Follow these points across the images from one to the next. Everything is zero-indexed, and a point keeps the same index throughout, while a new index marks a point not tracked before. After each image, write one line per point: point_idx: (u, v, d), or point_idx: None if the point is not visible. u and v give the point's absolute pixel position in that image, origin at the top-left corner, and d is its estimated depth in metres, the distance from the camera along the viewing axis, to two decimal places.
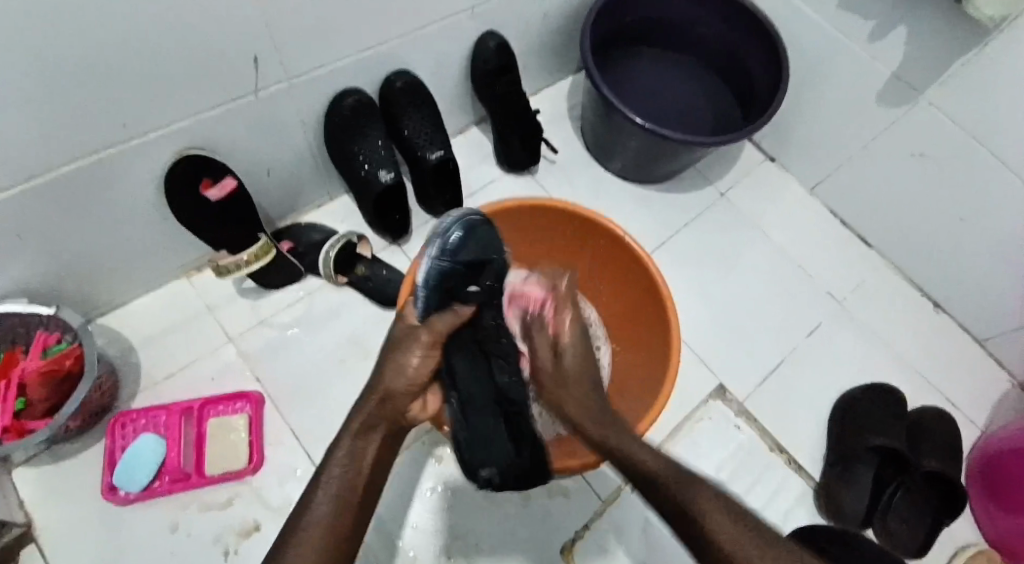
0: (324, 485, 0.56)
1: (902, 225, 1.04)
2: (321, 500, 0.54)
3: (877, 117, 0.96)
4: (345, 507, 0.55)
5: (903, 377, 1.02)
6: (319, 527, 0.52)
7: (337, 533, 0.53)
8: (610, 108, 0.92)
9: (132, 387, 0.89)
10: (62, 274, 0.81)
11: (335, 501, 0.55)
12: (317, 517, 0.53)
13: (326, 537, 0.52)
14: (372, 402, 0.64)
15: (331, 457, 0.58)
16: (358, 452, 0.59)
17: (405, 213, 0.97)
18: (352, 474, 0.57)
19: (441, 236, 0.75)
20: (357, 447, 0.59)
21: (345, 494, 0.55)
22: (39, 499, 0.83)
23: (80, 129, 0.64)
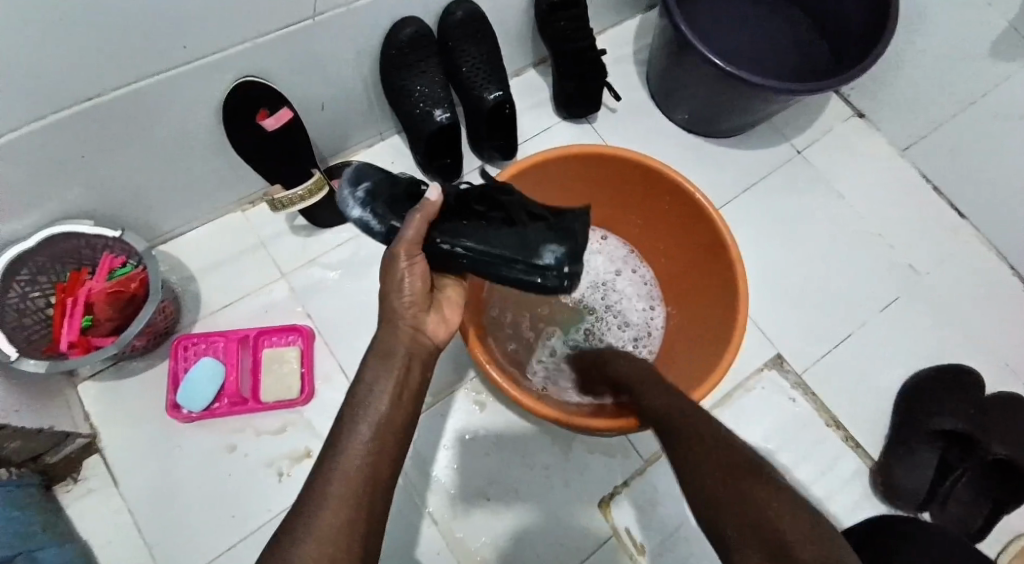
0: (357, 420, 0.49)
1: (1002, 195, 0.94)
2: (356, 440, 0.48)
3: (989, 70, 0.86)
4: (375, 446, 0.48)
5: (981, 359, 0.94)
6: (353, 468, 0.46)
7: (373, 475, 0.47)
8: (683, 49, 0.86)
9: (192, 314, 0.92)
10: (125, 198, 0.83)
11: (370, 440, 0.48)
12: (349, 451, 0.47)
13: (360, 476, 0.46)
14: (382, 334, 0.55)
15: (359, 380, 0.52)
16: (383, 381, 0.52)
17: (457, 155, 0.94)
18: (374, 411, 0.50)
19: (352, 194, 0.69)
20: (380, 367, 0.53)
21: (384, 421, 0.50)
22: (104, 413, 0.88)
23: (139, 49, 0.64)
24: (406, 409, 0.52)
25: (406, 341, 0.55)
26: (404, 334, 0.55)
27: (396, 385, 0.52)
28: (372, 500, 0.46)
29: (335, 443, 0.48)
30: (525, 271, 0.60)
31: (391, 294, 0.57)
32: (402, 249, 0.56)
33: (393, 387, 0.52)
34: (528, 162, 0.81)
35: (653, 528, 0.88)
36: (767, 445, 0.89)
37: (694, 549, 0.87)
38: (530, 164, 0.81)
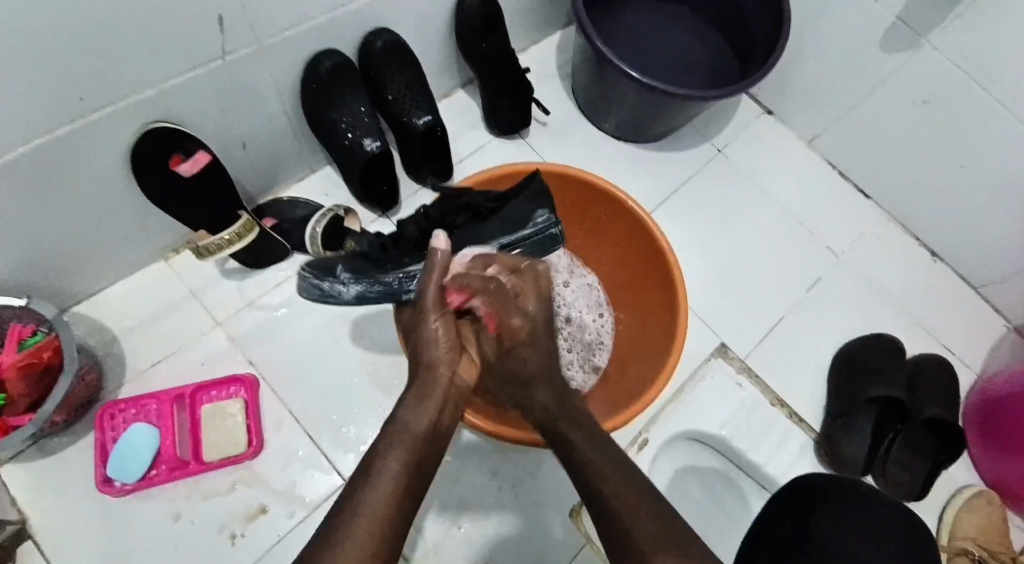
0: (388, 452, 0.53)
1: (903, 174, 1.02)
2: (387, 472, 0.51)
3: (877, 63, 0.94)
4: (403, 485, 0.51)
5: (902, 327, 1.02)
6: (379, 495, 0.49)
7: (402, 497, 0.50)
8: (604, 63, 0.88)
9: (118, 377, 0.86)
10: (32, 262, 0.76)
11: (405, 467, 0.52)
12: (376, 487, 0.50)
13: (388, 511, 0.48)
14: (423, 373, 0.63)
15: (395, 417, 0.57)
16: (415, 421, 0.57)
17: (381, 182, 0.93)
18: (408, 443, 0.54)
19: (385, 281, 0.75)
20: (417, 402, 0.59)
21: (411, 449, 0.54)
22: (31, 496, 0.80)
23: (37, 101, 0.59)
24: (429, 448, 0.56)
25: (445, 386, 0.62)
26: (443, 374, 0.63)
27: (431, 422, 0.58)
28: (396, 523, 0.48)
29: (366, 473, 0.51)
30: (543, 238, 0.79)
31: (428, 347, 0.64)
32: (432, 306, 0.65)
33: (427, 427, 0.57)
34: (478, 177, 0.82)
35: None
36: (722, 432, 0.93)
37: None
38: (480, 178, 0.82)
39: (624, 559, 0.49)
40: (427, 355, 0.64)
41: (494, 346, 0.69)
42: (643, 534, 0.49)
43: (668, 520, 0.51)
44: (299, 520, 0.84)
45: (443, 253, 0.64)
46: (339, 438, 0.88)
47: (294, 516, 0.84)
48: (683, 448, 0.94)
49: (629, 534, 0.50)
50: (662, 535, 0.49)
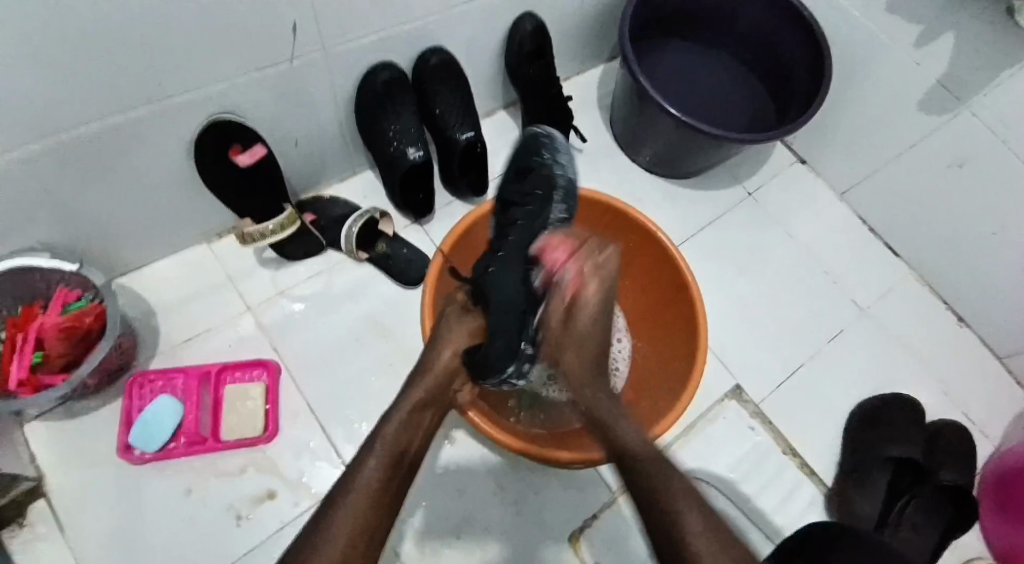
0: (369, 453, 0.58)
1: (935, 237, 1.02)
2: (372, 462, 0.57)
3: (915, 124, 0.95)
4: (388, 478, 0.57)
5: (922, 388, 1.00)
6: (366, 486, 0.56)
7: (384, 495, 0.56)
8: (644, 98, 0.91)
9: (149, 350, 0.89)
10: (87, 232, 0.81)
11: (383, 460, 0.58)
12: (366, 475, 0.56)
13: (374, 498, 0.55)
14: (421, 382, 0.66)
15: (384, 426, 0.61)
16: (410, 424, 0.63)
17: (544, 159, 0.79)
18: (392, 444, 0.60)
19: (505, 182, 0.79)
20: (411, 423, 0.63)
21: (393, 452, 0.59)
22: (53, 456, 0.83)
23: (116, 82, 0.64)
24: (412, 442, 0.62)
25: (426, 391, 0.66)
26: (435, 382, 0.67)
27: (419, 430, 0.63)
28: (373, 525, 0.55)
29: (349, 475, 0.57)
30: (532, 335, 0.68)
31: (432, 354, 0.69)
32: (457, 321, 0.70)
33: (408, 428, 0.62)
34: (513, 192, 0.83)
35: (624, 563, 0.89)
36: (731, 474, 0.92)
37: None
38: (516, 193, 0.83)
39: (673, 552, 0.55)
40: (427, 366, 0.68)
41: (561, 312, 0.66)
42: (691, 531, 0.56)
43: (713, 516, 0.58)
44: (304, 509, 0.85)
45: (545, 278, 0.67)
46: (350, 434, 0.90)
47: (298, 505, 0.85)
48: None
49: (680, 529, 0.56)
50: (709, 534, 0.56)
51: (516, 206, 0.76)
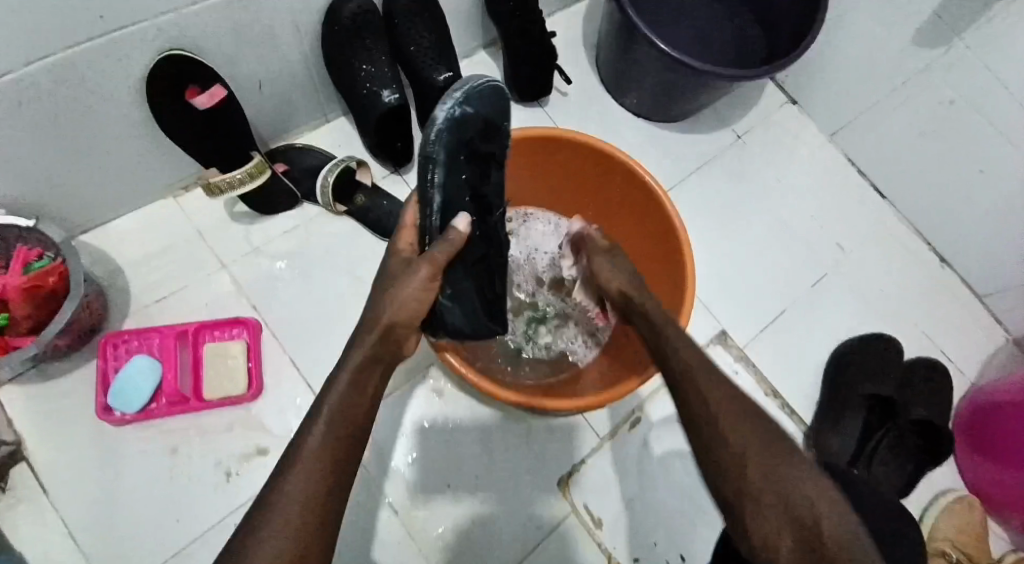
0: (312, 416, 0.49)
1: (921, 179, 1.01)
2: (320, 426, 0.49)
3: (907, 60, 0.92)
4: (340, 440, 0.49)
5: (901, 330, 1.02)
6: (314, 451, 0.47)
7: (335, 468, 0.47)
8: (631, 33, 0.87)
9: (121, 310, 0.87)
10: (42, 186, 0.76)
11: (338, 427, 0.49)
12: (312, 442, 0.48)
13: (328, 464, 0.47)
14: (373, 336, 0.56)
15: (329, 392, 0.51)
16: (360, 382, 0.53)
17: (499, 107, 0.70)
18: (342, 397, 0.51)
19: (454, 104, 0.65)
20: (358, 386, 0.52)
21: (344, 420, 0.50)
22: (30, 418, 0.82)
23: (54, 23, 0.58)
24: (364, 409, 0.52)
25: (376, 344, 0.56)
26: (382, 341, 0.56)
27: (371, 385, 0.54)
28: (329, 501, 0.46)
29: (293, 446, 0.48)
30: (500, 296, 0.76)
31: (390, 307, 0.57)
32: (405, 274, 0.59)
33: (347, 387, 0.52)
34: None
35: (610, 501, 0.91)
36: None
37: (656, 512, 0.91)
38: None
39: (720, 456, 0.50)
40: (378, 316, 0.57)
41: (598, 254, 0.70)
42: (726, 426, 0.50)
43: (737, 395, 0.53)
44: None
45: (460, 232, 0.60)
46: None
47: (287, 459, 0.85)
48: (677, 431, 0.95)
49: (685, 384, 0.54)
50: (736, 411, 0.51)
51: (488, 167, 0.68)
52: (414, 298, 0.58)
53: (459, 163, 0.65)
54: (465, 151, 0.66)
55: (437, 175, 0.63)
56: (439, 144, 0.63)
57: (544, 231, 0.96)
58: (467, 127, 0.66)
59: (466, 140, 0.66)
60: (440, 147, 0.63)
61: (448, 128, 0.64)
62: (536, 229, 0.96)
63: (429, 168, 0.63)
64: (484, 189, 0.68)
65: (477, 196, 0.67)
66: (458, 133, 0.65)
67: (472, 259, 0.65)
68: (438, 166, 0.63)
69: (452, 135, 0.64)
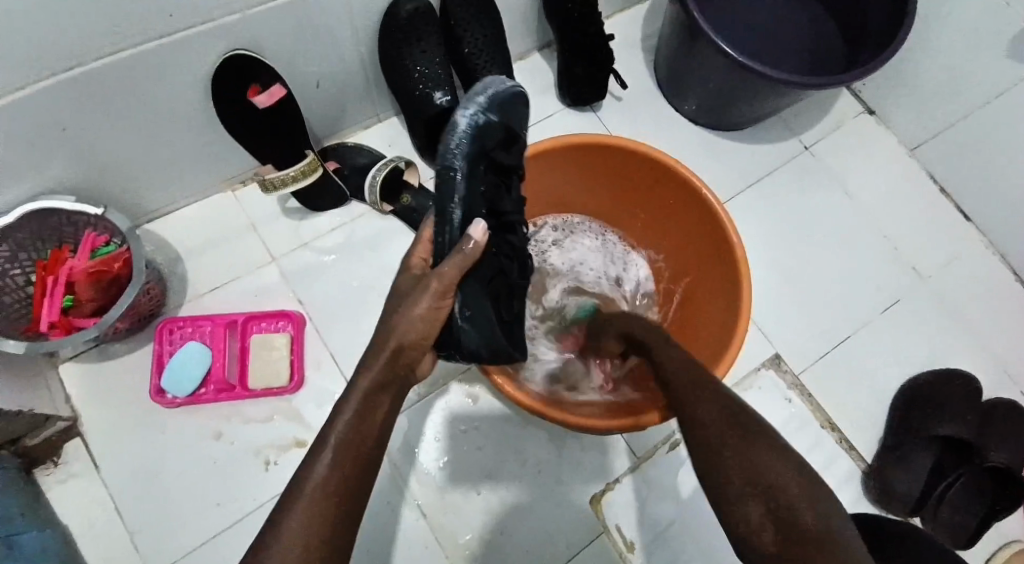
0: (317, 450, 0.46)
1: (1014, 202, 0.92)
2: (325, 459, 0.46)
3: (1006, 72, 0.83)
4: (347, 476, 0.46)
5: (979, 366, 0.93)
6: (318, 487, 0.44)
7: (338, 506, 0.44)
8: (694, 34, 0.83)
9: (178, 296, 0.90)
10: (107, 177, 0.79)
11: (342, 461, 0.46)
12: (315, 477, 0.45)
13: (330, 501, 0.44)
14: (385, 357, 0.52)
15: (335, 421, 0.48)
16: (368, 410, 0.50)
17: (514, 120, 0.70)
18: (349, 429, 0.48)
19: (474, 114, 0.65)
20: (367, 415, 0.49)
21: (351, 451, 0.47)
22: (86, 396, 0.85)
23: (119, 23, 0.60)
24: (374, 436, 0.49)
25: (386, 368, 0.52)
26: (394, 364, 0.53)
27: (382, 413, 0.51)
28: (330, 541, 0.43)
29: (295, 482, 0.45)
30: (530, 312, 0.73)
31: (403, 325, 0.53)
32: (420, 288, 0.54)
33: (352, 416, 0.49)
34: (548, 143, 0.79)
35: (644, 525, 0.87)
36: None
37: (692, 541, 0.87)
38: (552, 145, 0.79)
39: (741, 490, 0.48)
40: (391, 335, 0.53)
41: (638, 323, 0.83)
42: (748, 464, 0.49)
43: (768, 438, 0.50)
44: None
45: (477, 243, 0.55)
46: None
47: None
48: None
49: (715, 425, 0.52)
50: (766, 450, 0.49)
51: (507, 178, 0.68)
52: (424, 314, 0.54)
53: (479, 172, 0.64)
54: (484, 161, 0.65)
55: (457, 183, 0.62)
56: (460, 151, 0.63)
57: (589, 245, 0.93)
58: (487, 136, 0.65)
59: (485, 150, 0.65)
60: (463, 156, 0.63)
61: (470, 137, 0.64)
62: (582, 242, 0.93)
63: (450, 176, 0.62)
64: (505, 200, 0.66)
65: (498, 207, 0.65)
66: (478, 142, 0.64)
67: (490, 273, 0.61)
68: (457, 174, 0.62)
69: (474, 141, 0.64)
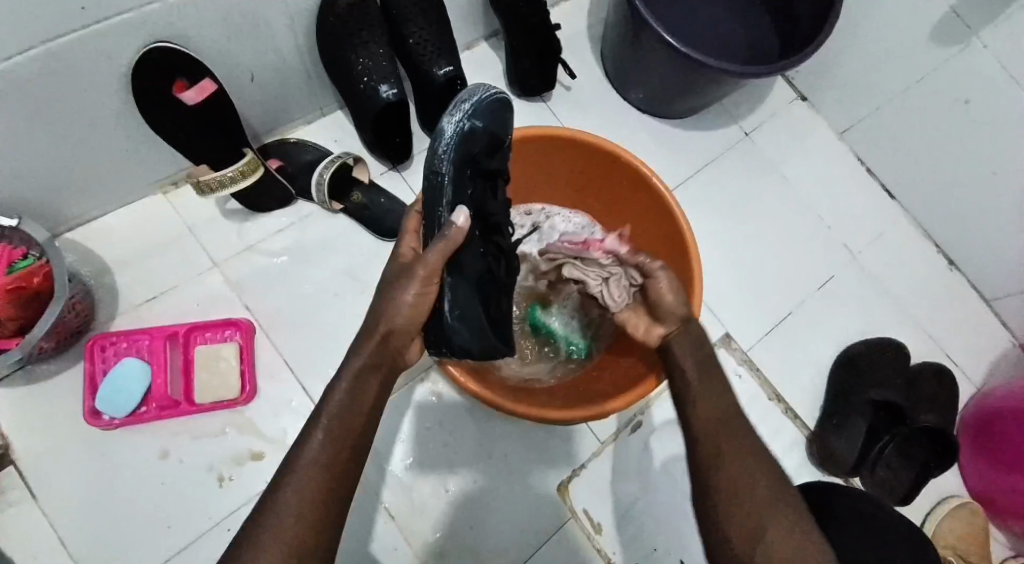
0: (314, 424, 0.50)
1: (933, 178, 0.99)
2: (318, 438, 0.49)
3: (922, 57, 0.90)
4: (339, 454, 0.49)
5: (908, 333, 1.00)
6: (314, 465, 0.48)
7: (334, 482, 0.48)
8: (639, 25, 0.84)
9: (107, 310, 0.83)
10: (24, 183, 0.72)
11: (335, 441, 0.49)
12: (312, 454, 0.48)
13: (326, 476, 0.48)
14: (374, 340, 0.56)
15: (328, 400, 0.52)
16: (360, 388, 0.53)
17: (505, 123, 0.68)
18: (343, 408, 0.51)
19: (464, 117, 0.63)
20: (358, 392, 0.53)
21: (342, 433, 0.50)
22: (15, 422, 0.79)
23: (36, 11, 0.55)
24: (362, 420, 0.52)
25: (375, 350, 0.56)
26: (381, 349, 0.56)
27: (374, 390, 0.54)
28: (328, 511, 0.47)
29: (291, 454, 0.49)
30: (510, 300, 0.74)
31: (391, 314, 0.57)
32: (405, 276, 0.57)
33: (345, 395, 0.52)
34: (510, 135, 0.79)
35: (612, 507, 0.89)
36: None
37: (659, 518, 0.90)
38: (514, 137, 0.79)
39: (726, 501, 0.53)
40: (380, 320, 0.57)
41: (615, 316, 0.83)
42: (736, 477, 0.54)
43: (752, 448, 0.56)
44: None
45: (460, 230, 0.56)
46: None
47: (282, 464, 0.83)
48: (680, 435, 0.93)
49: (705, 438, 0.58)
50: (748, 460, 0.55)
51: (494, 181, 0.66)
52: (410, 303, 0.57)
53: (467, 173, 0.63)
54: (472, 166, 0.64)
55: (448, 185, 0.61)
56: (448, 156, 0.61)
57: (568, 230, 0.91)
58: (475, 140, 0.64)
59: (476, 153, 0.63)
60: (453, 159, 0.61)
61: (459, 139, 0.62)
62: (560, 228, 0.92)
63: (439, 177, 0.61)
64: (492, 202, 0.65)
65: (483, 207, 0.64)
66: (468, 146, 0.63)
67: (476, 275, 0.61)
68: (447, 177, 0.61)
69: (462, 146, 0.63)
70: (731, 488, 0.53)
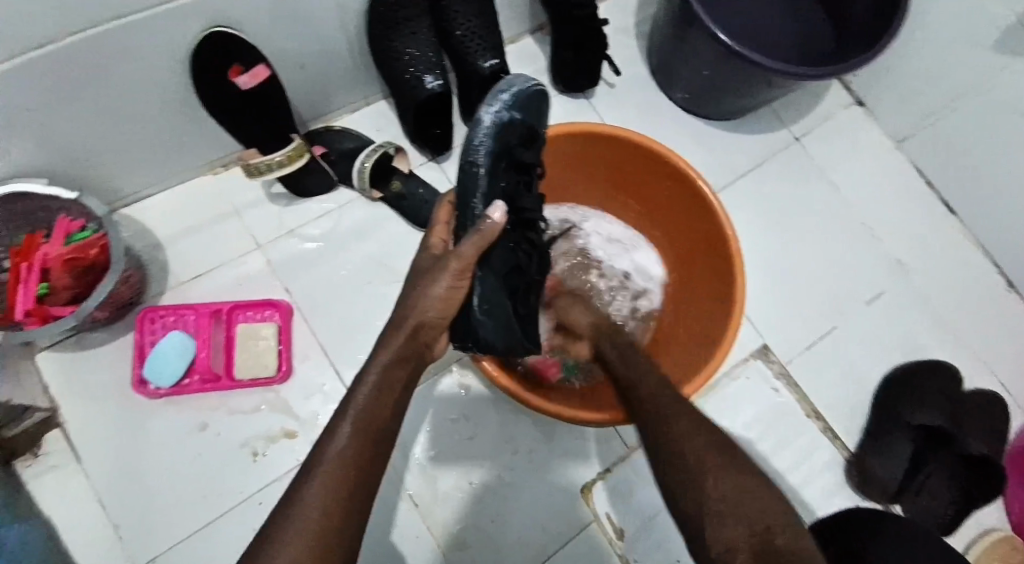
0: (340, 416, 0.50)
1: (995, 194, 0.94)
2: (344, 431, 0.49)
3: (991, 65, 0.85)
4: (364, 446, 0.49)
5: (958, 355, 0.95)
6: (337, 457, 0.48)
7: (359, 473, 0.48)
8: (689, 21, 0.81)
9: (159, 285, 0.87)
10: (83, 160, 0.76)
11: (360, 434, 0.50)
12: (335, 447, 0.48)
13: (349, 466, 0.48)
14: (404, 333, 0.57)
15: (354, 395, 0.52)
16: (386, 381, 0.54)
17: (536, 118, 0.70)
18: (366, 403, 0.51)
19: (499, 110, 0.66)
20: (384, 386, 0.53)
21: (366, 425, 0.50)
22: (66, 387, 0.83)
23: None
24: (386, 413, 0.52)
25: (403, 341, 0.56)
26: (410, 342, 0.57)
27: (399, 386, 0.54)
28: (351, 501, 0.46)
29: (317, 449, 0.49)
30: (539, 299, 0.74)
31: (422, 304, 0.57)
32: (438, 268, 0.58)
33: (370, 390, 0.52)
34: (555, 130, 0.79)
35: (633, 512, 0.88)
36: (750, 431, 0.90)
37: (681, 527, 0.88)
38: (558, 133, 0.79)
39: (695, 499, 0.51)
40: (411, 310, 0.57)
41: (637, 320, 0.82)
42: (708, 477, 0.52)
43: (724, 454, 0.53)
44: None
45: (495, 223, 0.57)
46: None
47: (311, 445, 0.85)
48: None
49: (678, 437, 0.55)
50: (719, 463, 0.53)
51: (527, 173, 0.68)
52: (441, 294, 0.57)
53: (501, 165, 0.65)
54: (506, 157, 0.65)
55: (482, 173, 0.63)
56: (483, 147, 0.63)
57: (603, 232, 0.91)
58: (509, 131, 0.66)
59: (509, 145, 0.65)
60: (489, 149, 0.63)
61: (493, 130, 0.64)
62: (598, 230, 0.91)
63: (473, 165, 0.63)
64: (523, 195, 0.66)
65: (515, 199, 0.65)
66: (501, 137, 0.65)
67: (504, 266, 0.62)
68: (481, 165, 0.63)
69: (498, 136, 0.64)
70: (707, 494, 0.51)
